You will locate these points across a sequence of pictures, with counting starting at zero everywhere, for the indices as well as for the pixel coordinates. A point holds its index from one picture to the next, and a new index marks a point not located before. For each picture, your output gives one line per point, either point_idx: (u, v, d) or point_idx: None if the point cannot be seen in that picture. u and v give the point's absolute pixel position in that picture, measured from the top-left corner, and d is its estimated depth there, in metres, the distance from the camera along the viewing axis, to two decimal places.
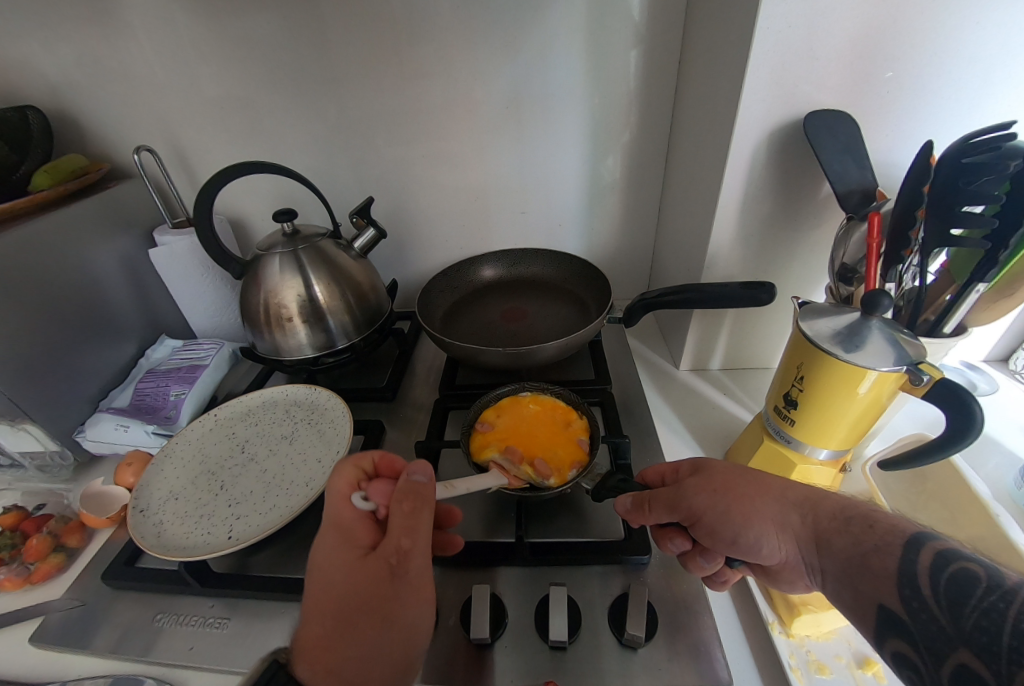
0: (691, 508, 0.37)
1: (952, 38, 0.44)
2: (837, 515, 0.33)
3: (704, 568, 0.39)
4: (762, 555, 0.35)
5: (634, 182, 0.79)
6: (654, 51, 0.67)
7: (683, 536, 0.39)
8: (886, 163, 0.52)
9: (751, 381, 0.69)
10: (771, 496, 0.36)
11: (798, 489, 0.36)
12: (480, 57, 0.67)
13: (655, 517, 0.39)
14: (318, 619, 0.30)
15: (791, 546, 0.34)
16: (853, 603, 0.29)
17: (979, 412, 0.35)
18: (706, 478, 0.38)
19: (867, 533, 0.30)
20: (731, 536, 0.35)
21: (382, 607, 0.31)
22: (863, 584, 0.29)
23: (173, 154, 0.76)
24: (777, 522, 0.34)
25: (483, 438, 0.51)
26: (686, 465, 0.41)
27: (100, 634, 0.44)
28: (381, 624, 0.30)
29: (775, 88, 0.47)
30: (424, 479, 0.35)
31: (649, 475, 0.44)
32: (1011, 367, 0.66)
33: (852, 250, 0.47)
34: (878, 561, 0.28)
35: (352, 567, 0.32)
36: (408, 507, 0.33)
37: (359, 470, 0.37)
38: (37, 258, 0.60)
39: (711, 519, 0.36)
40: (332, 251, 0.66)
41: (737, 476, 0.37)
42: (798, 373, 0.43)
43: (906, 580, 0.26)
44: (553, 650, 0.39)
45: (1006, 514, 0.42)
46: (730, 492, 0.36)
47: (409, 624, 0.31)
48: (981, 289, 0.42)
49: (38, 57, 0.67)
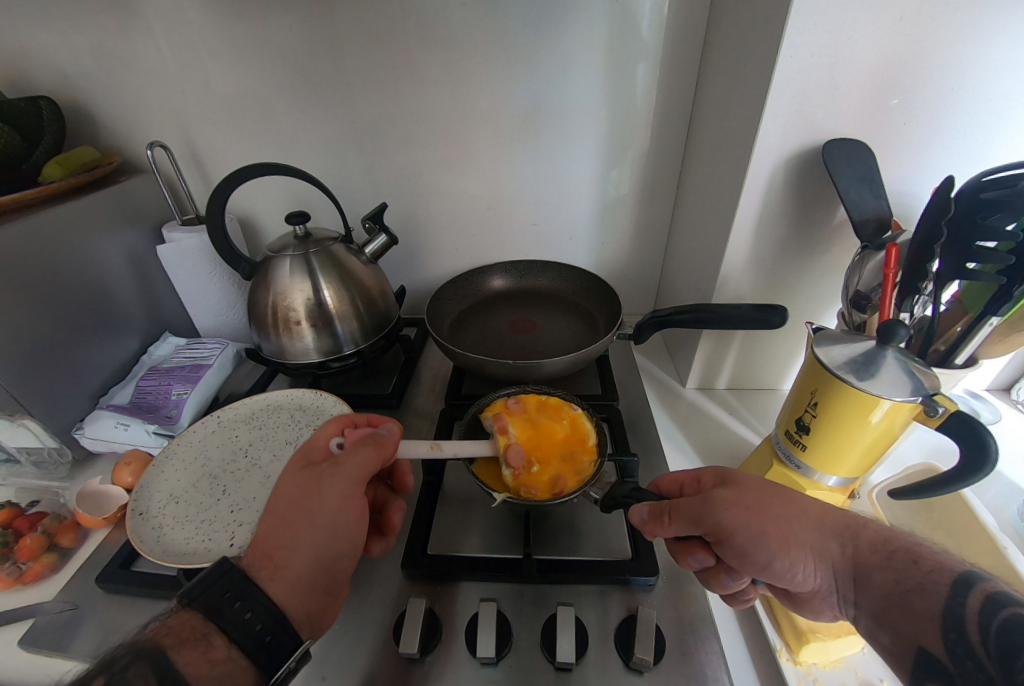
0: (720, 524, 0.35)
1: (971, 75, 0.45)
2: (878, 546, 0.32)
3: (727, 586, 0.39)
4: (794, 580, 0.34)
5: (646, 199, 0.79)
6: (671, 71, 0.68)
7: (706, 553, 0.38)
8: (900, 193, 0.52)
9: (758, 402, 0.69)
10: (809, 519, 0.34)
11: (838, 516, 0.35)
12: (499, 70, 0.68)
13: (675, 528, 0.37)
14: (266, 519, 0.37)
15: (826, 575, 0.33)
16: (888, 646, 0.29)
17: (992, 440, 0.35)
18: (736, 492, 0.36)
19: (909, 569, 0.30)
20: (765, 560, 0.34)
21: (308, 509, 0.36)
22: (902, 625, 0.28)
23: (185, 150, 0.76)
24: (814, 549, 0.33)
25: (502, 408, 0.53)
26: (710, 477, 0.40)
27: (88, 640, 0.43)
28: (317, 526, 0.36)
29: (794, 115, 0.48)
30: (388, 431, 0.43)
31: (664, 484, 0.43)
32: (1013, 397, 0.67)
33: (866, 278, 0.48)
34: (922, 601, 0.28)
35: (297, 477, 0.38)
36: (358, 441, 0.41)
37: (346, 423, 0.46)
38: (44, 250, 0.59)
39: (743, 537, 0.34)
40: (343, 255, 0.65)
41: (769, 493, 0.36)
42: (813, 398, 0.43)
43: (952, 624, 0.26)
44: (559, 671, 0.38)
45: (1012, 546, 0.43)
46: (767, 514, 0.34)
47: (333, 530, 0.36)
48: (994, 323, 0.42)
49: (55, 47, 0.66)
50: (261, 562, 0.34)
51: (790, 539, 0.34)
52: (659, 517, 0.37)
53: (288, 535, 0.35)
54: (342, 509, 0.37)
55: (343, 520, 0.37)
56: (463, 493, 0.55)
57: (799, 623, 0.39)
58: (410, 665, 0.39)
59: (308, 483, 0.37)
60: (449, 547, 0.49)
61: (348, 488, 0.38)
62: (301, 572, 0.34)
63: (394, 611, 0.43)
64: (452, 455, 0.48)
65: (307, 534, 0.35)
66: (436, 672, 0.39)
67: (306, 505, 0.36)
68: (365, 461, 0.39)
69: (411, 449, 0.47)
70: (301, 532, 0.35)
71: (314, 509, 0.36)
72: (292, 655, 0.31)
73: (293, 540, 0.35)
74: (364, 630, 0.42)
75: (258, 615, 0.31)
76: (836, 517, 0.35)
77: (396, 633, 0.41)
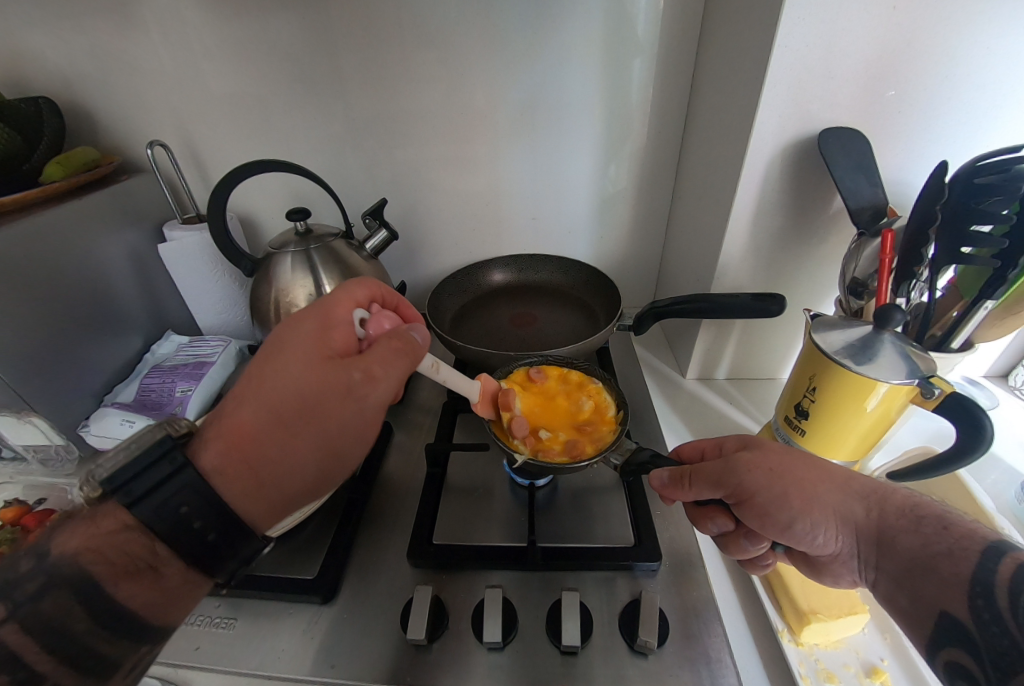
0: (743, 486, 0.35)
1: (963, 64, 0.45)
2: (905, 510, 0.31)
3: (745, 550, 0.39)
4: (814, 543, 0.34)
5: (644, 192, 0.80)
6: (667, 65, 0.68)
7: (726, 517, 0.39)
8: (897, 181, 0.53)
9: (757, 391, 0.69)
10: (833, 483, 0.34)
11: (864, 482, 0.34)
12: (497, 65, 0.69)
13: (695, 492, 0.37)
14: (254, 410, 0.33)
15: (848, 538, 0.33)
16: (907, 608, 0.29)
17: (989, 422, 0.36)
18: (760, 455, 0.36)
19: (939, 535, 0.29)
20: (786, 522, 0.34)
21: (311, 414, 0.34)
22: (923, 588, 0.28)
23: (184, 149, 0.76)
24: (838, 510, 0.33)
25: (524, 377, 0.56)
26: (732, 443, 0.40)
27: None
28: (323, 438, 0.35)
29: (790, 105, 0.49)
30: (420, 341, 0.40)
31: (686, 451, 0.44)
32: (1010, 382, 0.68)
33: (863, 265, 0.48)
34: (950, 566, 0.27)
35: (308, 362, 0.34)
36: (396, 348, 0.37)
37: (365, 294, 0.41)
38: (46, 249, 0.60)
39: (764, 499, 0.34)
40: (344, 251, 0.66)
41: (795, 457, 0.35)
42: (811, 383, 0.44)
43: (979, 589, 0.25)
44: (565, 655, 0.39)
45: (1007, 525, 0.44)
46: (791, 477, 0.34)
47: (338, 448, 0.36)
48: (990, 306, 0.42)
49: (53, 49, 0.67)
50: (240, 463, 0.33)
51: (813, 502, 0.33)
52: (679, 481, 0.38)
53: (280, 447, 0.34)
54: (356, 428, 0.36)
55: (350, 437, 0.36)
56: (467, 484, 0.55)
57: (800, 604, 0.39)
58: (418, 652, 0.40)
59: (322, 382, 0.34)
60: (453, 538, 0.49)
61: (364, 407, 0.36)
62: (289, 480, 0.34)
63: (402, 600, 0.44)
64: (445, 382, 0.45)
65: (308, 444, 0.35)
66: (445, 658, 0.39)
67: (313, 410, 0.34)
68: (395, 380, 0.37)
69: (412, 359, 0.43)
70: (301, 446, 0.34)
71: (320, 424, 0.34)
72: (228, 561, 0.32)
73: (287, 453, 0.34)
74: (370, 619, 0.43)
75: (217, 530, 0.31)
76: (862, 483, 0.34)
77: (405, 621, 0.41)
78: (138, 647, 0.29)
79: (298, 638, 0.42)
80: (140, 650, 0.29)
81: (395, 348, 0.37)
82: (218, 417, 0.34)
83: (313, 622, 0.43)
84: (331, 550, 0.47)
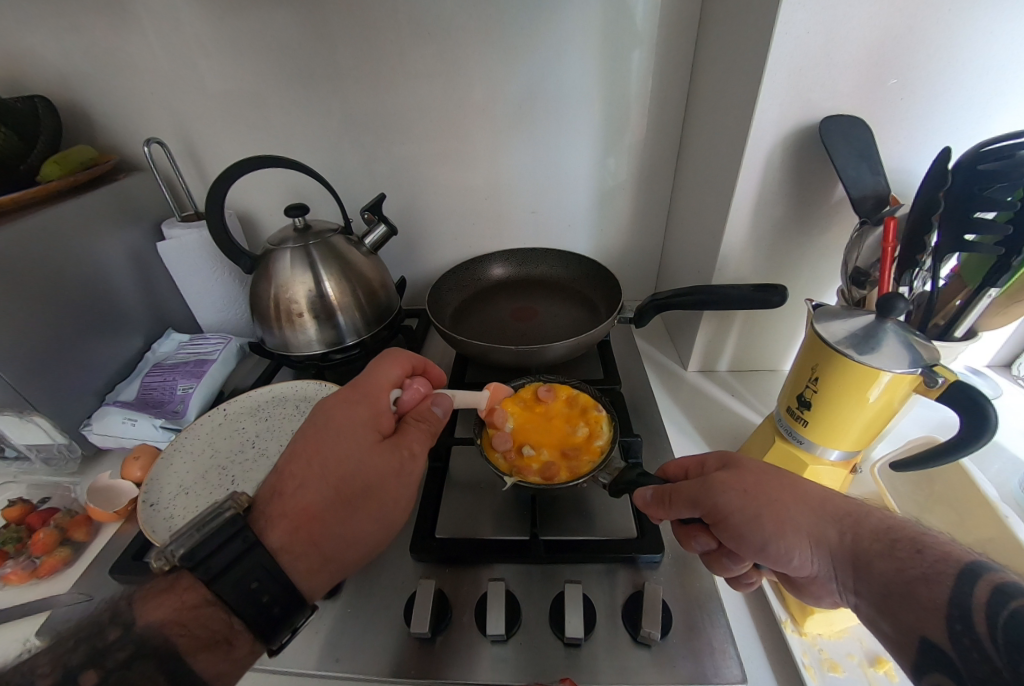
0: (718, 505, 0.34)
1: (966, 49, 0.45)
2: (879, 535, 0.31)
3: (731, 569, 0.39)
4: (790, 565, 0.33)
5: (644, 184, 0.79)
6: (666, 56, 0.67)
7: (708, 536, 0.38)
8: (899, 169, 0.52)
9: (759, 383, 0.69)
10: (807, 504, 0.34)
11: (839, 503, 0.34)
12: (494, 57, 0.68)
13: (675, 511, 0.37)
14: (318, 489, 0.36)
15: (824, 560, 0.32)
16: (890, 634, 0.28)
17: (993, 410, 0.35)
18: (736, 475, 0.35)
19: (912, 560, 0.28)
20: (760, 543, 0.33)
21: (365, 490, 0.37)
22: (902, 613, 0.27)
23: (181, 146, 0.75)
24: (811, 532, 0.33)
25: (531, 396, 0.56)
26: (714, 460, 0.40)
27: None
28: (375, 513, 0.37)
29: (791, 93, 0.48)
30: (440, 411, 0.44)
31: (671, 470, 0.43)
32: (1014, 371, 0.67)
33: (865, 254, 0.48)
34: (926, 591, 0.26)
35: (364, 446, 0.38)
36: (424, 423, 0.42)
37: (406, 366, 0.45)
38: (44, 248, 0.60)
39: (738, 520, 0.34)
40: (344, 247, 0.66)
41: (770, 477, 0.35)
42: (814, 374, 0.44)
43: (957, 614, 0.25)
44: (569, 647, 0.39)
45: (1014, 516, 0.43)
46: (765, 498, 0.34)
47: (386, 518, 0.38)
48: (993, 294, 0.42)
49: (47, 47, 0.66)
50: (303, 545, 0.34)
51: (787, 524, 0.33)
52: (659, 500, 0.38)
53: (340, 522, 0.36)
54: (402, 500, 0.39)
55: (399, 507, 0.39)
56: (469, 479, 0.55)
57: None
58: (422, 645, 0.40)
59: (378, 463, 0.38)
60: (456, 532, 0.49)
61: (410, 479, 0.39)
62: (344, 556, 0.36)
63: (405, 595, 0.44)
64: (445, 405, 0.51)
65: (362, 521, 0.37)
66: (448, 653, 0.39)
67: (370, 489, 0.37)
68: (427, 452, 0.41)
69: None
70: (356, 522, 0.36)
71: (378, 498, 0.37)
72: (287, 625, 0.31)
73: (347, 530, 0.36)
74: (376, 615, 0.43)
75: (275, 597, 0.31)
76: (836, 505, 0.34)
77: (408, 615, 0.41)
78: None
79: (302, 634, 0.42)
80: None
81: (425, 429, 0.41)
82: (275, 497, 0.35)
83: (317, 617, 0.43)
84: None
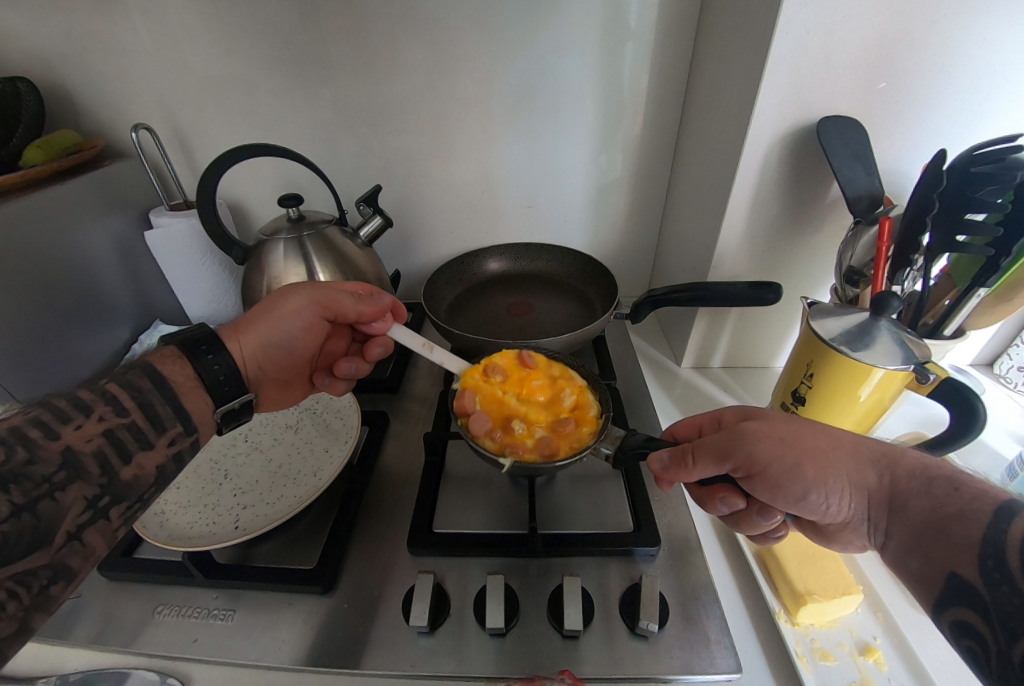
0: (752, 457, 0.34)
1: (961, 54, 0.46)
2: (916, 471, 0.31)
3: (758, 526, 0.39)
4: (827, 511, 0.33)
5: (640, 181, 0.79)
6: (664, 54, 0.68)
7: (737, 497, 0.37)
8: (893, 170, 0.53)
9: (751, 379, 0.70)
10: (843, 450, 0.33)
11: (873, 446, 0.34)
12: (493, 48, 0.67)
13: (700, 470, 0.36)
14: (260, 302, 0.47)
15: (860, 504, 0.32)
16: (919, 572, 0.29)
17: (982, 407, 0.37)
18: (768, 424, 0.35)
19: (950, 498, 0.29)
20: (800, 493, 0.33)
21: (276, 300, 0.46)
22: (935, 553, 0.28)
23: (169, 132, 0.73)
24: (852, 478, 0.33)
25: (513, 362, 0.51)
26: (732, 414, 0.40)
27: (81, 626, 0.42)
28: (274, 314, 0.45)
29: (790, 91, 0.48)
30: (379, 298, 0.52)
31: (680, 430, 0.44)
32: (995, 371, 0.69)
33: (859, 254, 0.49)
34: (961, 529, 0.27)
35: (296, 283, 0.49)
36: (354, 289, 0.50)
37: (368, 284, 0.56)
38: (26, 234, 0.58)
39: (777, 470, 0.33)
40: (338, 240, 0.65)
41: (801, 424, 0.35)
42: (809, 369, 0.45)
43: (990, 550, 0.25)
44: (567, 639, 0.39)
45: None
46: (803, 446, 0.33)
47: (280, 323, 0.45)
48: (982, 294, 0.43)
49: (28, 27, 0.64)
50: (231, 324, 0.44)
51: (825, 470, 0.33)
52: (681, 461, 0.36)
53: (255, 312, 0.45)
54: (298, 313, 0.46)
55: (293, 321, 0.46)
56: (465, 473, 0.55)
57: (795, 585, 0.40)
58: (421, 638, 0.40)
59: (290, 290, 0.47)
60: (452, 526, 0.49)
61: (307, 306, 0.47)
62: (250, 340, 0.44)
63: (404, 588, 0.44)
64: (439, 362, 0.50)
65: (269, 316, 0.45)
66: (446, 644, 0.40)
67: (278, 300, 0.46)
68: (343, 299, 0.48)
69: (404, 338, 0.50)
70: (265, 318, 0.45)
71: (281, 306, 0.46)
72: (237, 397, 0.38)
73: (256, 315, 0.45)
74: (374, 608, 0.43)
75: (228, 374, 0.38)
76: (870, 446, 0.34)
77: (406, 608, 0.41)
78: (177, 424, 0.35)
79: (298, 629, 0.41)
80: (177, 429, 0.34)
81: (352, 289, 0.50)
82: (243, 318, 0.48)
83: (313, 611, 0.43)
84: (330, 540, 0.47)
